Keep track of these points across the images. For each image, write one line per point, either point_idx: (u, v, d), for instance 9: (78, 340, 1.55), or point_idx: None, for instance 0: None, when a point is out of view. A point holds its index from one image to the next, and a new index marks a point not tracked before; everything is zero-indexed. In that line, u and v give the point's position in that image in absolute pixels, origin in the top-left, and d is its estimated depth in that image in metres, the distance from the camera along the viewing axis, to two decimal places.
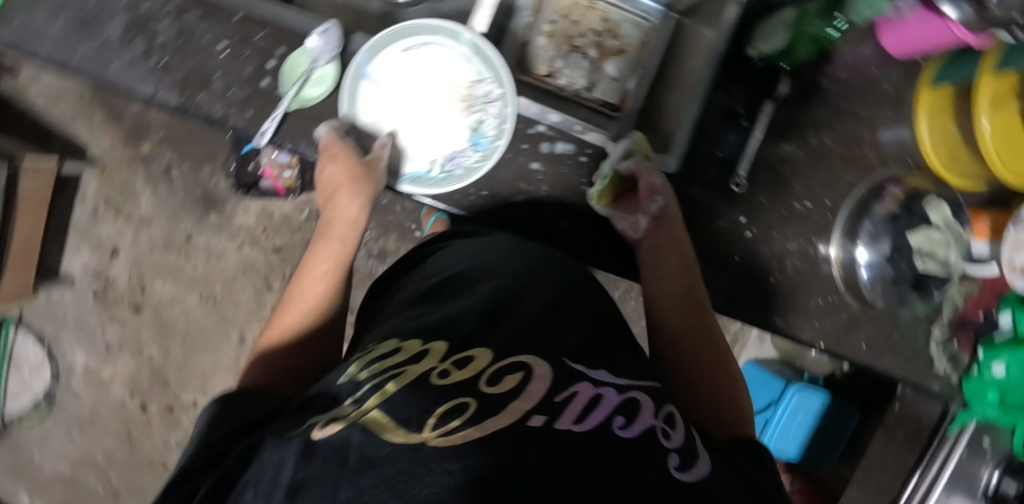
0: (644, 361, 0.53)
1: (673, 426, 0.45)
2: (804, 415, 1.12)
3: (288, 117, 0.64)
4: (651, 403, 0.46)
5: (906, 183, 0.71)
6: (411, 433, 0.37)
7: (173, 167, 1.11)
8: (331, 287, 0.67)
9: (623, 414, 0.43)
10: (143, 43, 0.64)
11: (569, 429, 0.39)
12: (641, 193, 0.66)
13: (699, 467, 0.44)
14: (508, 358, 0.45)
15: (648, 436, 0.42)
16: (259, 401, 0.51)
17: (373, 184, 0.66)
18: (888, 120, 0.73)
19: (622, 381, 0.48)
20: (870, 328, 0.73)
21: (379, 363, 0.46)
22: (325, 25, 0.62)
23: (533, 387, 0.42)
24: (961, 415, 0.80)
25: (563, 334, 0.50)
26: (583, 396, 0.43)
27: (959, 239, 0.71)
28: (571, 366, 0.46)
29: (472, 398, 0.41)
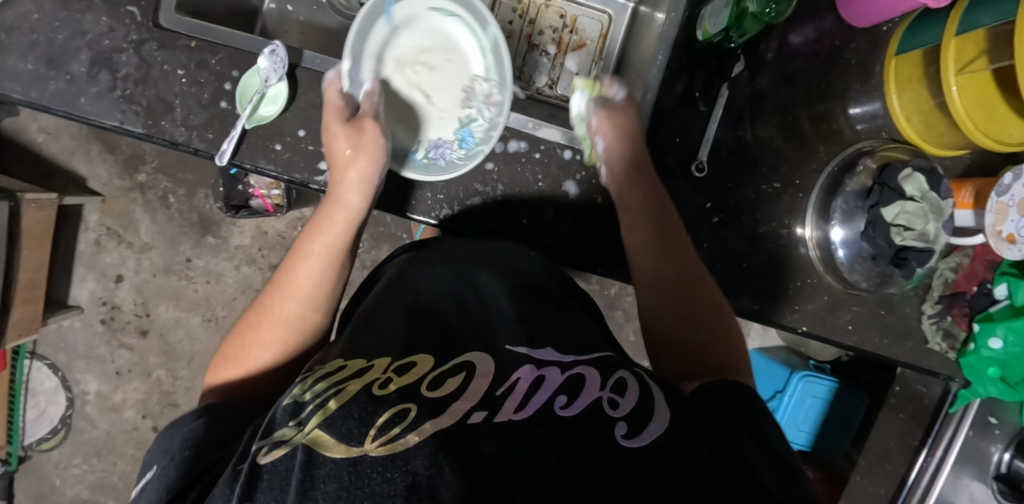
0: (589, 340, 0.55)
1: (622, 394, 0.46)
2: (813, 402, 1.09)
3: (244, 137, 0.65)
4: (597, 377, 0.47)
5: (878, 155, 0.68)
6: (353, 447, 0.39)
7: (168, 194, 1.14)
8: (327, 280, 0.60)
9: (565, 394, 0.45)
10: (106, 76, 0.66)
11: (508, 419, 0.42)
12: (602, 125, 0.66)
13: (654, 426, 0.43)
14: (451, 360, 0.48)
15: (593, 410, 0.44)
16: (233, 421, 0.49)
17: (363, 158, 0.62)
18: (852, 93, 0.72)
19: (568, 358, 0.50)
20: (855, 308, 0.73)
21: (323, 382, 0.46)
22: (270, 45, 0.63)
23: (475, 384, 0.45)
24: (964, 393, 0.77)
25: (506, 330, 0.52)
26: (525, 382, 0.46)
27: (937, 210, 0.67)
28: (514, 351, 0.50)
29: (415, 403, 0.43)
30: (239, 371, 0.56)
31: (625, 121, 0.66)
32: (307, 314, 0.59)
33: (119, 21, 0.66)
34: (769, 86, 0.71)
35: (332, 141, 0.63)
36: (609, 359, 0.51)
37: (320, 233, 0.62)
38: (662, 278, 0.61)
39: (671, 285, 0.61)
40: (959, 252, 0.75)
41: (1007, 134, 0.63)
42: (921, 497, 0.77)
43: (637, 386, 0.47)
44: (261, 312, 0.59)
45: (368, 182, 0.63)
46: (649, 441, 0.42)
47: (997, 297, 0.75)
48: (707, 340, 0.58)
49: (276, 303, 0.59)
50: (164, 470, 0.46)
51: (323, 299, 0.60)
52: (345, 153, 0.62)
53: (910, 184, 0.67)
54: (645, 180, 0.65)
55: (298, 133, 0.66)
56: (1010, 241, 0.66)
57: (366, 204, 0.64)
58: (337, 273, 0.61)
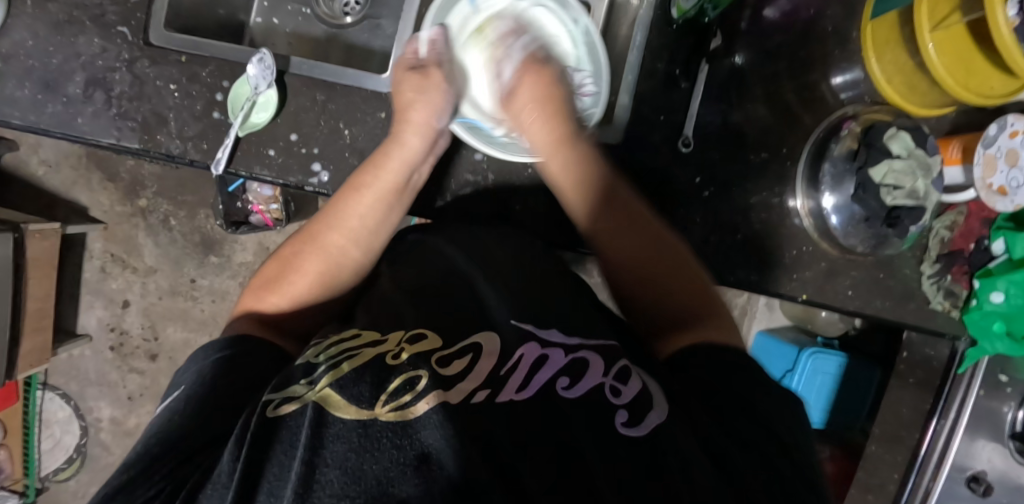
0: (587, 313, 0.55)
1: (625, 381, 0.45)
2: (822, 379, 1.06)
3: (239, 145, 0.67)
4: (601, 363, 0.47)
5: (864, 117, 0.70)
6: (362, 410, 0.40)
7: (170, 216, 1.16)
8: (377, 215, 0.63)
9: (567, 376, 0.45)
10: (102, 95, 0.67)
11: (510, 400, 0.42)
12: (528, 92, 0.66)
13: (657, 414, 0.43)
14: (460, 341, 0.48)
15: (593, 394, 0.44)
16: (257, 360, 0.52)
17: (416, 114, 0.64)
18: (834, 60, 0.73)
19: (573, 342, 0.50)
20: (854, 273, 0.74)
21: (335, 347, 0.47)
22: (259, 54, 0.64)
23: (481, 364, 0.45)
24: (972, 352, 0.76)
25: (508, 309, 0.53)
26: (529, 359, 0.46)
27: (924, 166, 0.67)
28: (519, 326, 0.50)
29: (426, 371, 0.43)
30: (278, 301, 0.59)
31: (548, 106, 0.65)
32: (349, 249, 0.62)
33: (112, 42, 0.68)
34: (750, 61, 0.73)
35: (400, 86, 0.65)
36: (615, 347, 0.50)
37: (379, 169, 0.63)
38: (630, 248, 0.61)
39: (658, 261, 0.60)
40: (953, 210, 0.76)
41: (989, 87, 0.63)
42: (937, 461, 0.76)
43: (639, 376, 0.46)
44: (309, 238, 0.62)
45: (430, 127, 0.65)
46: (649, 430, 0.42)
47: (995, 253, 0.74)
48: (693, 304, 0.57)
49: (322, 233, 0.62)
50: (186, 389, 0.49)
51: (366, 235, 0.63)
52: (410, 97, 0.65)
53: (896, 144, 0.67)
54: (598, 176, 0.63)
55: (291, 137, 0.68)
56: (1002, 194, 0.66)
57: (425, 147, 0.64)
58: (384, 213, 0.63)
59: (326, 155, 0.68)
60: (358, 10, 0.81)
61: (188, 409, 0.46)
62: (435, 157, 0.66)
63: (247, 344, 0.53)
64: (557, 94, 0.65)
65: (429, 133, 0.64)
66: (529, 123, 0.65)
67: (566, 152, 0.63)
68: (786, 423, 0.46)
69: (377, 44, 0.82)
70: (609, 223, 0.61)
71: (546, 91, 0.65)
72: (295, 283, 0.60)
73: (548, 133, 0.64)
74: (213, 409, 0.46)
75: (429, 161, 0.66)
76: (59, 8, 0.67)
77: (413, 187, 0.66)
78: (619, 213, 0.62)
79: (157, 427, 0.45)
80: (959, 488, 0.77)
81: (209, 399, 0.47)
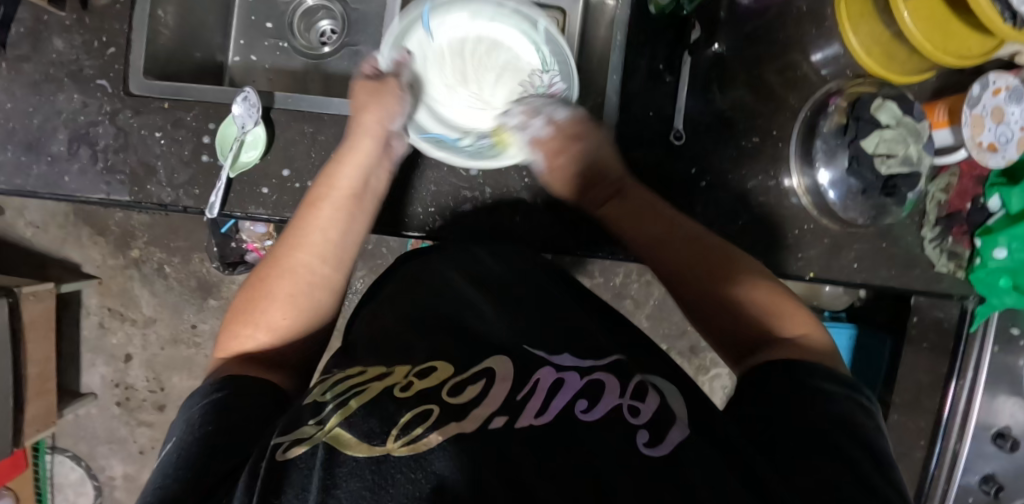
0: (587, 325, 0.54)
1: (642, 400, 0.43)
2: (836, 353, 1.08)
3: (232, 186, 0.66)
4: (616, 383, 0.45)
5: (847, 93, 0.70)
6: (374, 446, 0.38)
7: (164, 264, 1.14)
8: (337, 229, 0.60)
9: (585, 398, 0.44)
10: (87, 151, 0.66)
11: (529, 425, 0.41)
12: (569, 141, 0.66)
13: (678, 431, 0.41)
14: (472, 366, 0.47)
15: (613, 416, 0.42)
16: (250, 399, 0.49)
17: (370, 118, 0.64)
18: (813, 38, 0.74)
19: (587, 363, 0.47)
20: (857, 246, 0.74)
21: (342, 384, 0.46)
22: (244, 92, 0.65)
23: (494, 391, 0.44)
24: (982, 309, 0.78)
25: (516, 325, 0.52)
26: (545, 382, 0.45)
27: (915, 133, 0.67)
28: (533, 353, 0.48)
29: (436, 405, 0.42)
30: (260, 337, 0.56)
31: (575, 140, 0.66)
32: (316, 266, 0.58)
33: (92, 96, 0.67)
34: (730, 48, 0.74)
35: (356, 95, 0.66)
36: (623, 363, 0.48)
37: (332, 179, 0.62)
38: (705, 267, 0.56)
39: (703, 262, 0.56)
40: (946, 172, 0.76)
41: (966, 48, 0.64)
42: (961, 421, 0.80)
43: (656, 393, 0.45)
44: (273, 263, 0.59)
45: (380, 131, 0.65)
46: (671, 446, 0.40)
47: (992, 209, 0.75)
48: (766, 323, 0.52)
49: (287, 254, 0.59)
50: (177, 439, 0.45)
51: (334, 252, 0.60)
52: (362, 104, 0.65)
53: (883, 113, 0.67)
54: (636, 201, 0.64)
55: (283, 173, 0.67)
56: (992, 151, 0.67)
57: (377, 151, 0.64)
58: (346, 227, 0.61)
59: None
60: (335, 39, 0.81)
61: (181, 459, 0.43)
62: (390, 162, 0.66)
63: (233, 387, 0.50)
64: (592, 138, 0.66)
65: (380, 139, 0.65)
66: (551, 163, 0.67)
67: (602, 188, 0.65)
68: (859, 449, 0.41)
69: (357, 70, 0.82)
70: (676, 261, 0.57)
71: (574, 132, 0.66)
72: (263, 313, 0.56)
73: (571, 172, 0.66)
74: (212, 452, 0.43)
75: (385, 166, 0.66)
76: (34, 68, 0.67)
77: (373, 191, 0.64)
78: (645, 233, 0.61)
79: (153, 481, 0.42)
80: (987, 447, 0.79)
81: (203, 440, 0.44)
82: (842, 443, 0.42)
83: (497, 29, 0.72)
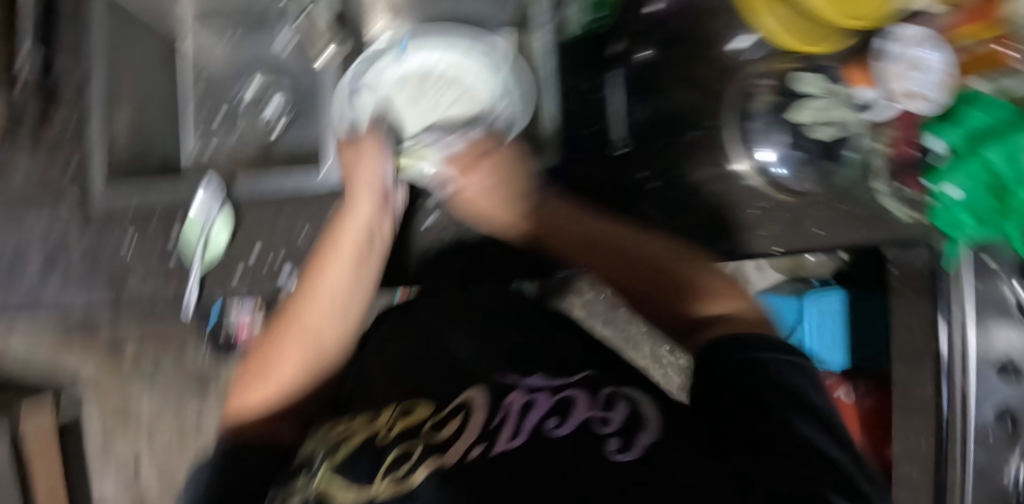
0: (561, 344, 0.56)
1: (611, 409, 0.45)
2: (830, 316, 1.14)
3: (206, 273, 0.70)
4: (586, 397, 0.46)
5: (772, 71, 0.76)
6: (363, 487, 0.44)
7: (160, 358, 1.17)
8: (346, 288, 0.67)
9: (556, 415, 0.45)
10: (68, 264, 0.71)
11: (506, 448, 0.43)
12: (483, 161, 0.79)
13: (647, 434, 0.42)
14: (451, 403, 0.49)
15: (582, 428, 0.43)
16: None
17: (365, 178, 0.70)
18: (726, 33, 0.78)
19: (558, 382, 0.49)
20: (819, 213, 0.75)
21: (347, 442, 0.48)
22: (206, 178, 0.72)
23: (473, 422, 0.46)
24: (949, 249, 0.78)
25: (489, 350, 0.55)
26: (517, 406, 0.46)
27: (846, 98, 0.71)
28: (503, 380, 0.50)
29: (420, 442, 0.45)
30: (289, 374, 0.67)
31: (494, 168, 0.78)
32: (326, 327, 0.68)
33: (64, 214, 0.72)
34: None
35: (354, 161, 0.73)
36: (593, 377, 0.50)
37: (335, 234, 0.67)
38: (644, 265, 0.68)
39: (644, 267, 0.68)
40: None
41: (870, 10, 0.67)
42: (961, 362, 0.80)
43: (626, 400, 0.46)
44: (285, 322, 0.68)
45: (375, 187, 0.70)
46: (642, 450, 0.41)
47: (938, 153, 0.66)
48: (708, 307, 0.60)
49: (298, 313, 0.67)
50: None
51: (340, 308, 0.68)
52: (359, 167, 0.72)
53: (811, 85, 0.73)
54: (553, 213, 0.75)
55: (252, 251, 0.70)
56: None
57: (375, 207, 0.68)
58: (351, 281, 0.67)
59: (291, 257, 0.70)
60: None
61: None
62: (391, 213, 0.71)
63: None
64: (497, 154, 0.79)
65: (378, 193, 0.70)
66: (473, 180, 0.77)
67: (514, 209, 0.77)
68: (815, 425, 0.44)
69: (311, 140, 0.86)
70: (628, 267, 0.69)
71: (486, 155, 0.79)
72: (291, 362, 0.67)
73: (490, 191, 0.77)
74: None
75: (387, 217, 0.70)
76: (10, 198, 0.73)
77: (378, 243, 0.69)
78: (597, 247, 0.71)
79: None
80: (992, 380, 0.79)
81: None
82: (791, 416, 0.44)
83: (456, 62, 0.85)
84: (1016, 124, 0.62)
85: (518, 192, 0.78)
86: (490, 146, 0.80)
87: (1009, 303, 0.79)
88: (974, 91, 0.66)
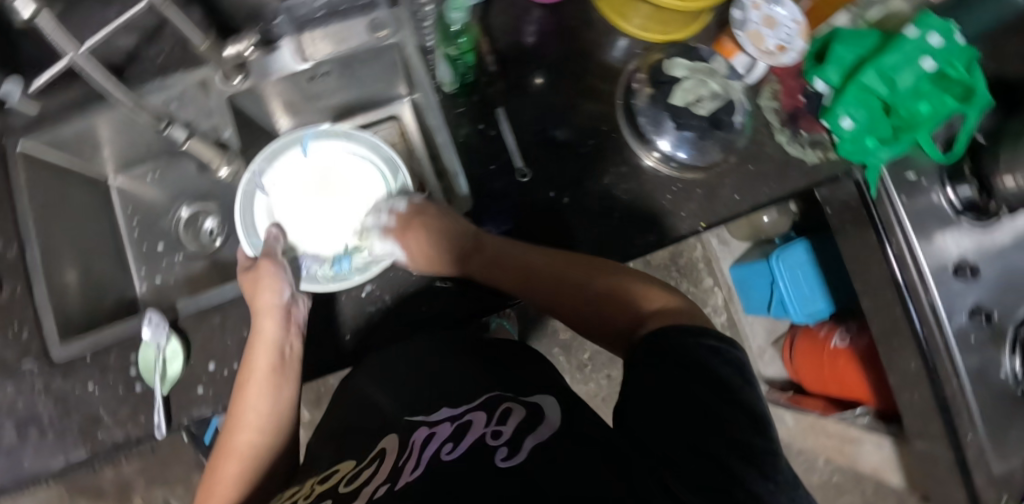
0: (472, 375, 0.58)
1: (504, 422, 0.48)
2: (802, 270, 1.11)
3: (170, 399, 0.71)
4: (482, 416, 0.50)
5: (642, 66, 0.81)
6: None
7: (168, 496, 1.17)
8: (273, 403, 0.65)
9: (451, 441, 0.48)
10: (36, 430, 0.71)
11: (406, 480, 0.45)
12: (412, 216, 0.73)
13: (532, 438, 0.46)
14: (368, 453, 0.52)
15: (475, 444, 0.47)
16: None
17: (264, 297, 0.68)
18: (598, 41, 0.83)
19: (459, 410, 0.53)
20: (730, 178, 0.79)
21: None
22: (148, 316, 0.71)
23: (384, 464, 0.49)
24: (869, 175, 0.80)
25: (407, 397, 0.59)
26: (421, 439, 0.50)
27: (710, 72, 0.79)
28: (412, 420, 0.54)
29: (331, 495, 0.48)
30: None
31: (430, 218, 0.72)
32: (259, 442, 0.64)
33: (23, 380, 0.72)
34: (533, 81, 0.82)
35: (244, 286, 0.69)
36: (497, 395, 0.53)
37: (251, 357, 0.66)
38: (566, 292, 0.66)
39: (570, 282, 0.66)
40: (765, 82, 0.83)
41: None
42: (920, 278, 0.79)
43: (518, 412, 0.49)
44: (221, 451, 0.64)
45: (276, 306, 0.68)
46: (524, 453, 0.45)
47: (822, 91, 0.81)
48: (633, 312, 0.61)
49: (230, 439, 0.63)
50: None
51: (272, 424, 0.65)
52: (250, 292, 0.68)
53: (677, 69, 0.79)
54: (495, 252, 0.70)
55: (210, 368, 0.72)
56: (783, 51, 0.78)
57: (281, 327, 0.67)
58: (279, 396, 0.66)
59: None
60: (221, 230, 0.91)
61: None
62: (298, 327, 0.69)
63: None
64: (432, 212, 0.73)
65: (281, 309, 0.68)
66: (408, 239, 0.72)
67: (456, 248, 0.71)
68: (744, 428, 0.47)
69: None
70: (551, 294, 0.66)
71: (422, 211, 0.73)
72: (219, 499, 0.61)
73: (426, 242, 0.71)
74: None
75: (295, 332, 0.69)
76: None
77: (294, 359, 0.68)
78: (518, 273, 0.68)
79: None
80: (954, 285, 0.79)
81: None
82: (722, 415, 0.47)
83: (358, 171, 0.81)
84: (881, 47, 0.77)
85: (452, 231, 0.72)
86: (423, 203, 0.74)
87: (942, 209, 0.80)
88: (836, 28, 0.80)
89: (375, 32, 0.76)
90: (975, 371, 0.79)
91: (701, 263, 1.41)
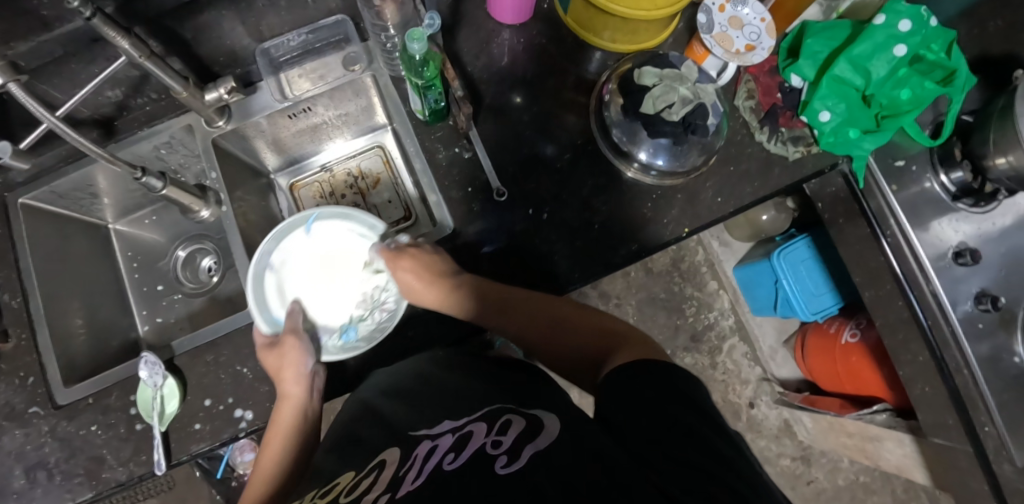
0: (478, 389, 0.58)
1: (505, 432, 0.48)
2: (805, 266, 1.08)
3: (169, 436, 0.73)
4: (483, 427, 0.50)
5: (613, 76, 0.80)
6: None
7: None
8: (291, 462, 0.68)
9: (453, 451, 0.48)
10: (44, 473, 0.73)
11: (409, 489, 0.45)
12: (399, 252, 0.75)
13: (532, 446, 0.46)
14: (369, 463, 0.52)
15: (476, 454, 0.47)
16: None
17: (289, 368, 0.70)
18: (569, 55, 0.83)
19: (462, 421, 0.53)
20: (711, 182, 0.79)
21: None
22: (143, 357, 0.72)
23: (385, 475, 0.49)
24: (856, 165, 0.79)
25: (411, 411, 0.58)
26: (425, 451, 0.50)
27: (678, 78, 0.77)
28: (415, 434, 0.53)
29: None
30: None
31: (411, 259, 0.73)
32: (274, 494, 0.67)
33: (30, 424, 0.74)
34: (506, 99, 0.82)
35: (266, 358, 0.71)
36: (500, 408, 0.53)
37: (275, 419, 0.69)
38: (544, 323, 0.68)
39: (545, 318, 0.69)
40: (741, 82, 0.82)
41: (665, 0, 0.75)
42: (919, 268, 0.77)
43: (517, 424, 0.49)
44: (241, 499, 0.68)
45: (301, 371, 0.70)
46: (525, 461, 0.45)
47: (799, 86, 0.80)
48: (605, 342, 0.64)
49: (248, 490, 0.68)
50: None
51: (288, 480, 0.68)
52: (274, 361, 0.71)
53: (646, 77, 0.77)
54: (471, 291, 0.72)
55: (206, 404, 0.74)
56: (751, 50, 0.78)
57: (305, 391, 0.70)
58: (296, 455, 0.69)
59: (241, 399, 0.74)
60: (217, 267, 0.93)
61: None
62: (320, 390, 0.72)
63: None
64: (419, 250, 0.74)
65: (303, 372, 0.70)
66: (398, 270, 0.74)
67: (438, 284, 0.71)
68: (731, 445, 0.47)
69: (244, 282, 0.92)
70: (522, 326, 0.68)
71: (413, 247, 0.75)
72: None
73: (415, 279, 0.72)
74: None
75: (317, 395, 0.71)
76: None
77: (314, 420, 0.71)
78: (499, 310, 0.70)
79: None
80: (956, 272, 0.77)
81: None
82: (709, 434, 0.47)
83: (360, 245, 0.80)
84: (853, 38, 0.77)
85: (442, 267, 0.73)
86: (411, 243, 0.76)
87: (936, 196, 0.78)
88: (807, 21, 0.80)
89: (349, 66, 0.82)
90: (985, 358, 0.76)
91: (704, 267, 1.39)
